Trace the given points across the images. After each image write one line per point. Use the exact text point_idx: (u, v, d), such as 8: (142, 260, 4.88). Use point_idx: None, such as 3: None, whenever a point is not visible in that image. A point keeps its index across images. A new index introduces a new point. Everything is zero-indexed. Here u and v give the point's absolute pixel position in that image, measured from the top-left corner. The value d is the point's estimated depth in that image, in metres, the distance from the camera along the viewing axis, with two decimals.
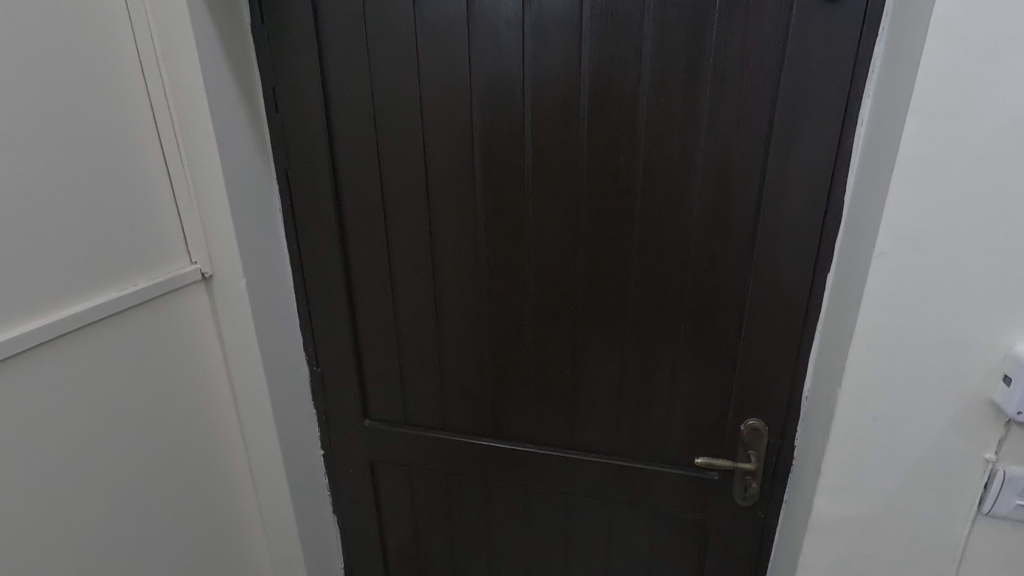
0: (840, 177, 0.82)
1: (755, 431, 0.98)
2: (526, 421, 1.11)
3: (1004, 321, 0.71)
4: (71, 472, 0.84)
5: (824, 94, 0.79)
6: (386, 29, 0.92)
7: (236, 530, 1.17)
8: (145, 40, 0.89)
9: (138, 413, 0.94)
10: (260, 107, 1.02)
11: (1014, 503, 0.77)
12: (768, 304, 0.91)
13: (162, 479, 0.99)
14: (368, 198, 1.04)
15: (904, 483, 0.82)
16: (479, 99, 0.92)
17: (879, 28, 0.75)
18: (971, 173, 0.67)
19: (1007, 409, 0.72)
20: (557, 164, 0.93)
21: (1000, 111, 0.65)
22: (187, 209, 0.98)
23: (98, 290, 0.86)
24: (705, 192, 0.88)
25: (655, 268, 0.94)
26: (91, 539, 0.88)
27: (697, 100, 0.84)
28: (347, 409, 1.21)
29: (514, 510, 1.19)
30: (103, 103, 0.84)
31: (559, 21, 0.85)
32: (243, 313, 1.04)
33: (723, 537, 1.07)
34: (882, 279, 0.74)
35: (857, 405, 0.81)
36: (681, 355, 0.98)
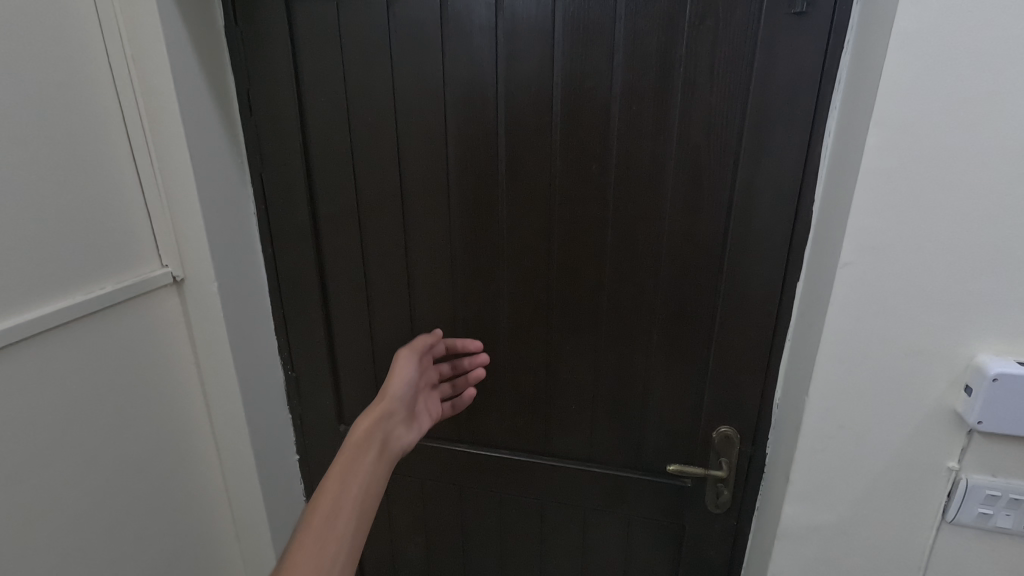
0: (809, 186, 0.83)
1: (726, 438, 0.98)
2: (501, 428, 1.11)
3: (965, 333, 0.72)
4: (33, 478, 0.82)
5: (792, 105, 0.80)
6: (359, 33, 0.92)
7: (207, 535, 1.16)
8: (115, 41, 0.89)
9: (106, 416, 0.93)
10: (233, 110, 1.01)
11: (977, 512, 0.78)
12: (738, 312, 0.91)
13: (130, 485, 0.98)
14: (344, 203, 1.03)
15: (870, 491, 0.83)
16: (453, 105, 0.92)
17: (845, 41, 0.76)
18: (932, 185, 0.68)
19: (969, 419, 0.73)
20: (531, 170, 0.93)
21: (960, 125, 0.66)
22: (157, 211, 0.97)
23: (65, 293, 0.85)
24: (678, 199, 0.89)
25: (628, 274, 0.95)
26: (53, 546, 0.86)
27: (668, 109, 0.85)
28: (323, 415, 1.20)
29: (490, 517, 1.19)
30: (71, 104, 0.84)
31: (531, 27, 0.85)
32: (215, 316, 1.03)
33: (696, 543, 1.07)
34: (846, 291, 0.75)
35: (824, 415, 0.81)
36: (654, 362, 0.98)
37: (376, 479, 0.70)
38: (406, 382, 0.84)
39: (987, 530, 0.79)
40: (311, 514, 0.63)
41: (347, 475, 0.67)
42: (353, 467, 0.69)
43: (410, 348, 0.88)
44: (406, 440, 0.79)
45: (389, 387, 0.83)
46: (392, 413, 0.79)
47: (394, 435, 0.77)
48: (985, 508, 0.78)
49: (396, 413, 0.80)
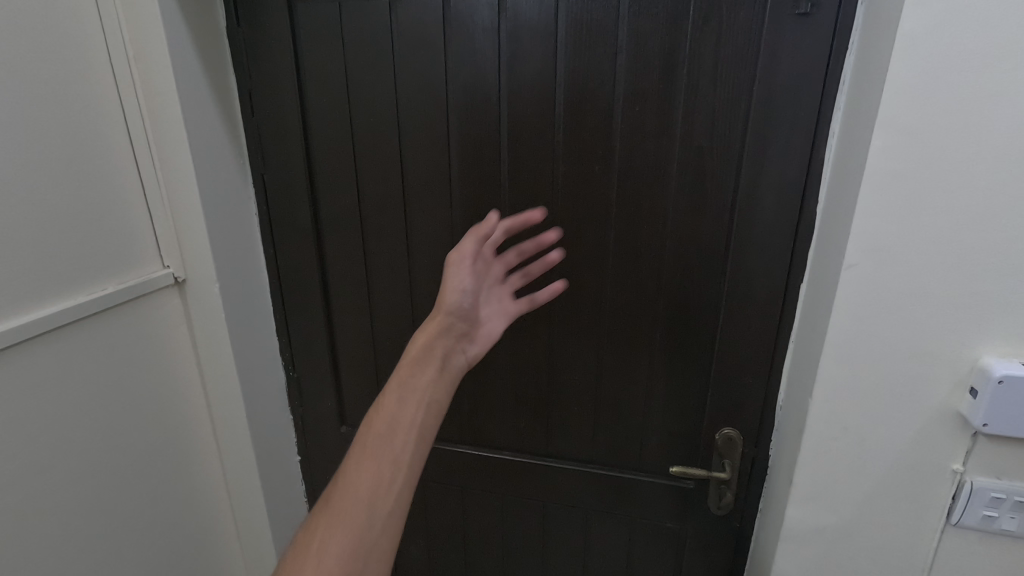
0: (813, 187, 0.83)
1: (729, 440, 0.98)
2: (503, 429, 1.10)
3: (970, 335, 0.72)
4: (34, 480, 0.82)
5: (795, 106, 0.80)
6: (361, 34, 0.92)
7: (209, 537, 1.15)
8: (116, 42, 0.88)
9: (107, 417, 0.92)
10: (235, 111, 1.01)
11: (982, 514, 0.78)
12: (742, 312, 0.91)
13: (131, 486, 0.97)
14: (346, 203, 1.03)
15: (874, 493, 0.83)
16: (455, 106, 0.92)
17: (849, 42, 0.76)
18: (937, 185, 0.68)
19: (974, 421, 0.72)
20: (534, 169, 0.92)
21: (966, 126, 0.65)
22: (159, 212, 0.97)
23: (66, 294, 0.84)
24: (681, 199, 0.88)
25: (631, 274, 0.94)
26: (55, 547, 0.86)
27: (671, 110, 0.85)
28: (325, 416, 1.20)
29: (492, 518, 1.19)
30: (72, 105, 0.83)
31: (534, 27, 0.85)
32: (217, 317, 1.03)
33: (698, 545, 1.07)
34: (850, 292, 0.75)
35: (827, 417, 0.81)
36: (657, 363, 0.98)
37: (440, 399, 0.67)
38: (462, 290, 0.72)
39: (991, 532, 0.79)
40: (366, 435, 0.63)
41: (405, 389, 0.66)
42: (410, 382, 0.66)
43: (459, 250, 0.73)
44: (463, 360, 0.72)
45: (445, 295, 0.72)
46: (446, 327, 0.71)
47: (448, 355, 0.70)
48: (990, 511, 0.77)
49: (451, 329, 0.72)
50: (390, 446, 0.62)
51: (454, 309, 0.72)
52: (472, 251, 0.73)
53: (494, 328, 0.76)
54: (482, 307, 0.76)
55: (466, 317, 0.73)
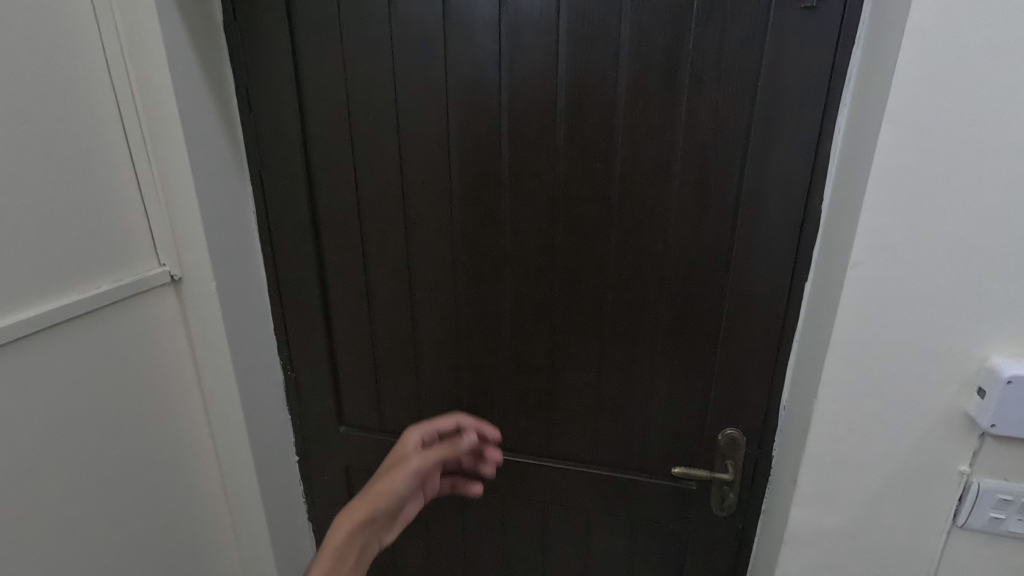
0: (818, 185, 0.81)
1: (732, 441, 0.97)
2: (502, 429, 1.09)
3: (978, 335, 0.71)
4: (27, 481, 0.81)
5: (800, 102, 0.79)
6: (360, 29, 0.91)
7: (205, 537, 1.14)
8: (112, 38, 0.87)
9: (102, 417, 0.91)
10: (232, 107, 1.00)
11: (989, 516, 0.77)
12: (746, 311, 0.90)
13: (126, 488, 0.96)
14: (344, 200, 1.02)
15: (880, 494, 0.81)
16: (455, 102, 0.91)
17: (856, 37, 0.75)
18: (946, 182, 0.67)
19: (982, 422, 0.71)
20: (535, 166, 0.91)
21: (976, 121, 0.64)
22: (155, 209, 0.96)
23: (60, 293, 0.83)
24: (684, 196, 0.87)
25: (633, 273, 0.93)
26: (49, 549, 0.85)
27: (674, 106, 0.83)
28: (323, 416, 1.19)
29: (492, 519, 1.17)
30: (65, 100, 0.82)
31: (535, 22, 0.84)
32: (213, 316, 1.02)
33: (701, 547, 1.06)
34: (856, 291, 0.73)
35: (833, 417, 0.80)
36: (659, 363, 0.97)
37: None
38: (404, 488, 0.73)
39: (998, 534, 0.78)
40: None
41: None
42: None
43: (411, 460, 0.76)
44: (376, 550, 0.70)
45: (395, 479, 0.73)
46: (375, 514, 0.70)
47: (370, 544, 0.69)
48: (997, 513, 0.76)
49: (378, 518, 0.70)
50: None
51: (388, 507, 0.71)
52: (433, 458, 0.78)
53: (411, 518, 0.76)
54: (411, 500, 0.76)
55: (392, 506, 0.72)
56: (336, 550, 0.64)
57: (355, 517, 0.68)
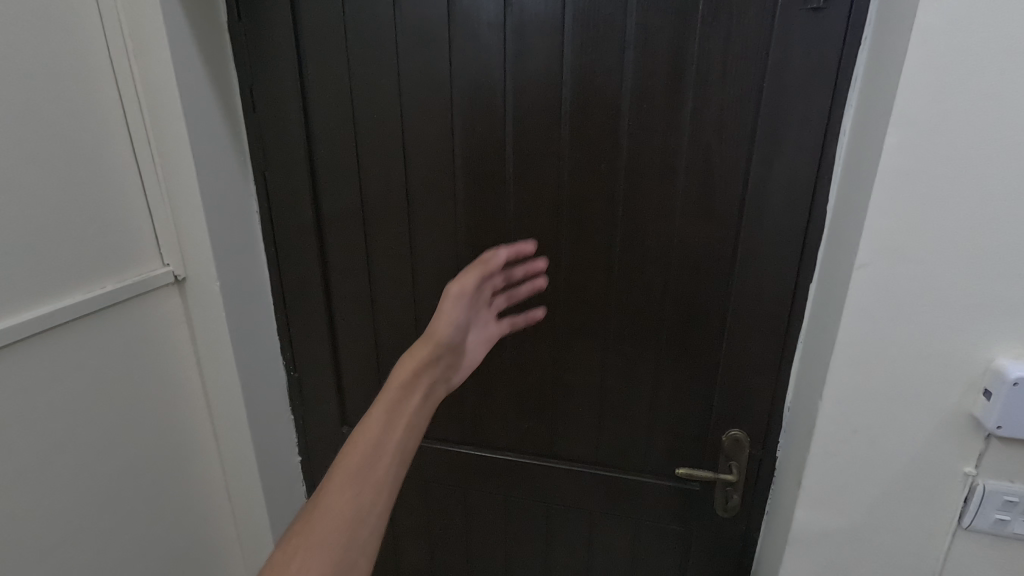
0: (823, 186, 0.81)
1: (736, 441, 0.97)
2: (506, 429, 1.09)
3: (984, 336, 0.71)
4: (29, 482, 0.80)
5: (806, 103, 0.79)
6: (365, 28, 0.91)
7: (208, 537, 1.14)
8: (116, 38, 0.87)
9: (105, 417, 0.91)
10: (236, 108, 1.00)
11: (994, 518, 0.77)
12: (750, 312, 0.90)
13: (129, 488, 0.96)
14: (348, 200, 1.02)
15: (884, 495, 0.81)
16: (460, 102, 0.91)
17: (862, 38, 0.75)
18: (953, 184, 0.67)
19: (987, 423, 0.71)
20: (539, 166, 0.91)
21: (984, 123, 0.64)
22: (159, 209, 0.96)
23: (64, 293, 0.83)
24: (689, 197, 0.87)
25: (638, 273, 0.93)
26: (52, 549, 0.84)
27: (679, 106, 0.83)
28: (326, 416, 1.19)
29: (495, 519, 1.17)
30: (70, 100, 0.82)
31: (540, 22, 0.84)
32: (217, 316, 1.01)
33: (704, 548, 1.06)
34: (862, 292, 0.73)
35: (837, 418, 0.80)
36: (663, 364, 0.97)
37: (418, 420, 0.64)
38: (455, 322, 0.72)
39: (1003, 536, 0.78)
40: (355, 442, 0.59)
41: (395, 414, 0.61)
42: (402, 403, 0.62)
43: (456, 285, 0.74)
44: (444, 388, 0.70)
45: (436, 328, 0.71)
46: (439, 352, 0.70)
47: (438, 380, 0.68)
48: (1002, 514, 0.76)
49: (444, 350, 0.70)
50: (392, 442, 0.59)
51: (447, 342, 0.71)
52: (473, 283, 0.74)
53: (476, 356, 0.76)
54: (471, 332, 0.76)
55: (451, 350, 0.71)
56: (402, 383, 0.64)
57: (416, 360, 0.67)
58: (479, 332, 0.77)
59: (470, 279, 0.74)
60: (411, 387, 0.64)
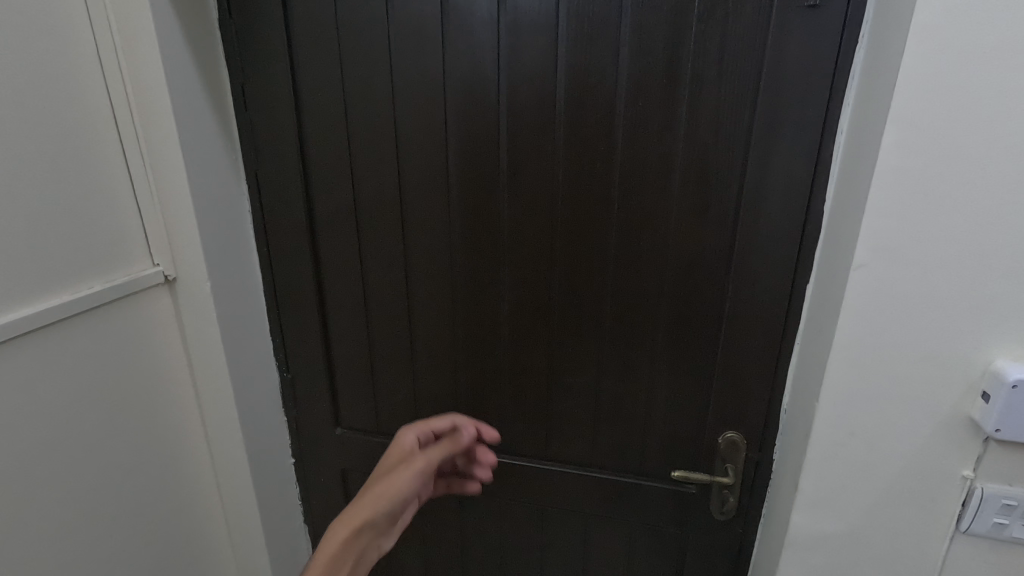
0: (820, 185, 0.81)
1: (732, 444, 0.96)
2: (500, 432, 1.08)
3: (983, 338, 0.70)
4: (19, 484, 0.80)
5: (803, 102, 0.78)
6: (357, 27, 0.90)
7: (199, 539, 1.12)
8: (105, 37, 0.86)
9: (95, 419, 0.90)
10: (227, 107, 0.99)
11: (992, 521, 0.76)
12: (746, 313, 0.89)
13: (119, 491, 0.95)
14: (341, 200, 1.01)
15: (882, 499, 0.80)
16: (453, 102, 0.90)
17: (860, 35, 0.74)
18: (951, 183, 0.66)
19: (986, 426, 0.70)
20: (533, 166, 0.90)
21: (983, 121, 0.63)
22: (149, 209, 0.95)
23: (52, 292, 0.82)
24: (685, 196, 0.86)
25: (633, 273, 0.92)
26: (41, 553, 0.83)
27: (674, 105, 0.82)
28: (319, 418, 1.18)
29: (490, 522, 1.16)
30: (59, 98, 0.81)
31: (534, 22, 0.83)
32: (207, 317, 1.00)
33: (700, 551, 1.05)
34: (858, 293, 0.72)
35: (834, 421, 0.79)
36: (658, 365, 0.96)
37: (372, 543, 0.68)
38: (406, 489, 0.71)
39: (1002, 539, 0.77)
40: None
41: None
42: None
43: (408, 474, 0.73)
44: (374, 559, 0.67)
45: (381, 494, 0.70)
46: (376, 521, 0.67)
47: (364, 553, 0.66)
48: (1001, 518, 0.75)
49: (376, 527, 0.67)
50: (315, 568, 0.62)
51: (393, 501, 0.69)
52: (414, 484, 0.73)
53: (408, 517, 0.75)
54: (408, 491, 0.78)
55: (388, 519, 0.69)
56: (335, 550, 0.63)
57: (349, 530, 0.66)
58: (409, 489, 0.72)
59: (422, 458, 0.76)
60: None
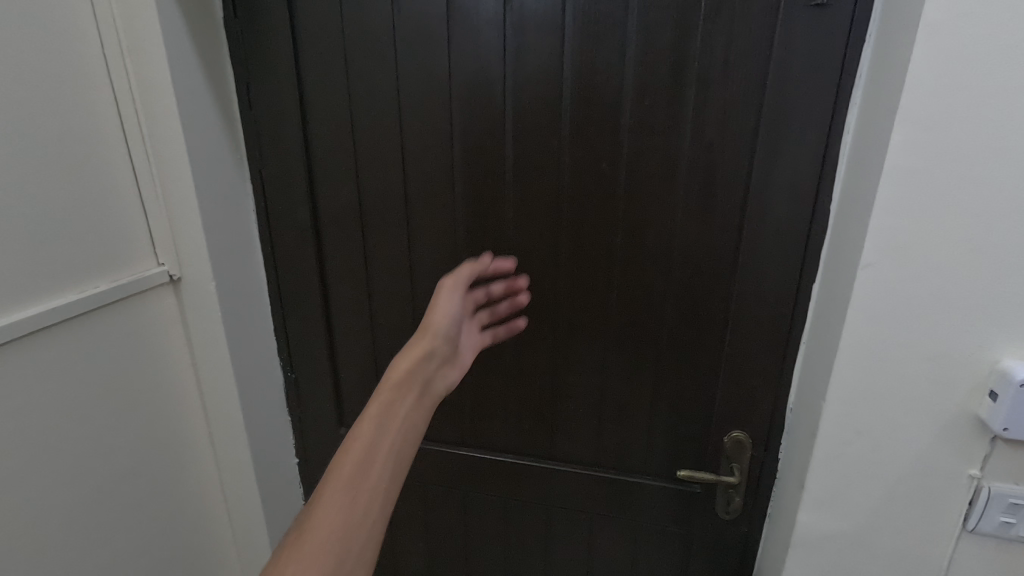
0: (827, 184, 0.80)
1: (738, 443, 0.95)
2: (505, 431, 1.08)
3: (990, 337, 0.70)
4: (24, 484, 0.79)
5: (810, 101, 0.78)
6: (363, 25, 0.89)
7: (203, 539, 1.12)
8: (110, 36, 0.86)
9: (99, 418, 0.90)
10: (232, 106, 0.99)
11: (999, 521, 0.76)
12: (752, 311, 0.89)
13: (123, 491, 0.95)
14: (346, 198, 1.00)
15: (888, 498, 0.80)
16: (459, 101, 0.90)
17: (867, 34, 0.74)
18: (960, 182, 0.66)
19: (993, 425, 0.70)
20: (539, 164, 0.90)
21: (992, 120, 0.63)
22: (154, 208, 0.94)
23: (57, 292, 0.82)
24: (691, 195, 0.86)
25: (639, 271, 0.92)
26: (46, 553, 0.83)
27: (681, 104, 0.82)
28: (323, 417, 1.17)
29: (495, 521, 1.16)
30: (64, 98, 0.81)
31: (540, 21, 0.83)
32: (212, 316, 1.00)
33: (705, 550, 1.05)
34: (866, 292, 0.72)
35: (841, 420, 0.79)
36: (664, 364, 0.96)
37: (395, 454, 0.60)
38: (450, 316, 0.77)
39: (1009, 538, 0.77)
40: (340, 464, 0.57)
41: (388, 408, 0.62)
42: (392, 407, 0.62)
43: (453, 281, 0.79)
44: (446, 385, 0.71)
45: (429, 322, 0.75)
46: (432, 350, 0.72)
47: (431, 380, 0.69)
48: (1008, 517, 0.75)
49: (438, 350, 0.73)
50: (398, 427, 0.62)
51: (442, 334, 0.75)
52: (455, 303, 0.78)
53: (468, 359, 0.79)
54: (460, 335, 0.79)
55: (445, 346, 0.74)
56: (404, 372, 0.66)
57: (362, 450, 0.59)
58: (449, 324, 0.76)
59: (457, 293, 0.78)
60: (386, 418, 0.61)
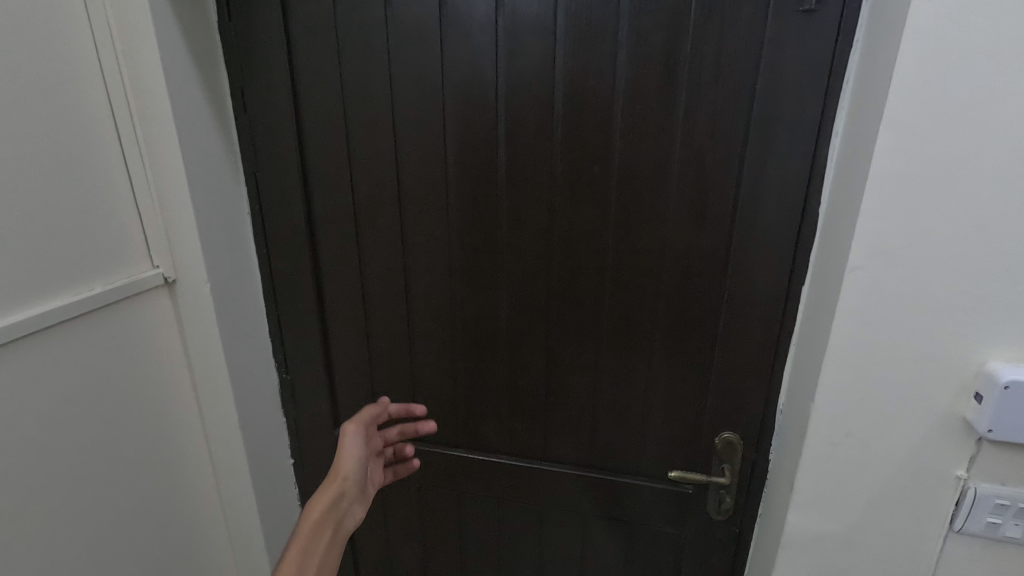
0: (816, 188, 0.81)
1: (728, 444, 0.96)
2: (499, 432, 1.09)
3: (975, 339, 0.71)
4: (23, 484, 0.80)
5: (799, 104, 0.78)
6: (356, 29, 0.90)
7: (198, 540, 1.13)
8: (105, 40, 0.86)
9: (95, 420, 0.90)
10: (227, 109, 0.99)
11: (986, 521, 0.77)
12: (742, 314, 0.90)
13: (119, 491, 0.95)
14: (340, 201, 1.01)
15: (877, 498, 0.81)
16: (452, 103, 0.90)
17: (855, 39, 0.75)
18: (945, 187, 0.66)
19: (979, 427, 0.71)
20: (531, 167, 0.91)
21: (976, 126, 0.64)
22: (149, 211, 0.95)
23: (54, 294, 0.82)
24: (682, 198, 0.87)
25: (630, 273, 0.93)
26: (43, 552, 0.84)
27: (671, 108, 0.83)
28: (318, 418, 1.18)
29: (489, 521, 1.17)
30: (61, 102, 0.82)
31: (532, 25, 0.84)
32: (207, 317, 1.01)
33: (697, 550, 1.06)
34: (853, 295, 0.73)
35: (829, 421, 0.80)
36: (656, 365, 0.96)
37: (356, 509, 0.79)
38: (358, 460, 0.83)
39: (995, 539, 0.78)
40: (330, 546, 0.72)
41: (311, 538, 0.70)
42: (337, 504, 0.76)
43: (355, 423, 0.86)
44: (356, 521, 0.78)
45: (339, 468, 0.81)
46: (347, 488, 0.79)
47: (343, 517, 0.76)
48: (994, 518, 0.76)
49: (348, 492, 0.79)
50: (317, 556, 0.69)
51: (352, 480, 0.80)
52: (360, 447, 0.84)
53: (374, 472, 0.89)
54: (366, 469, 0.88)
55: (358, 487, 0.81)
56: (316, 520, 0.73)
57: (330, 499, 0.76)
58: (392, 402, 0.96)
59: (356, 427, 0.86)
60: (308, 553, 0.69)
